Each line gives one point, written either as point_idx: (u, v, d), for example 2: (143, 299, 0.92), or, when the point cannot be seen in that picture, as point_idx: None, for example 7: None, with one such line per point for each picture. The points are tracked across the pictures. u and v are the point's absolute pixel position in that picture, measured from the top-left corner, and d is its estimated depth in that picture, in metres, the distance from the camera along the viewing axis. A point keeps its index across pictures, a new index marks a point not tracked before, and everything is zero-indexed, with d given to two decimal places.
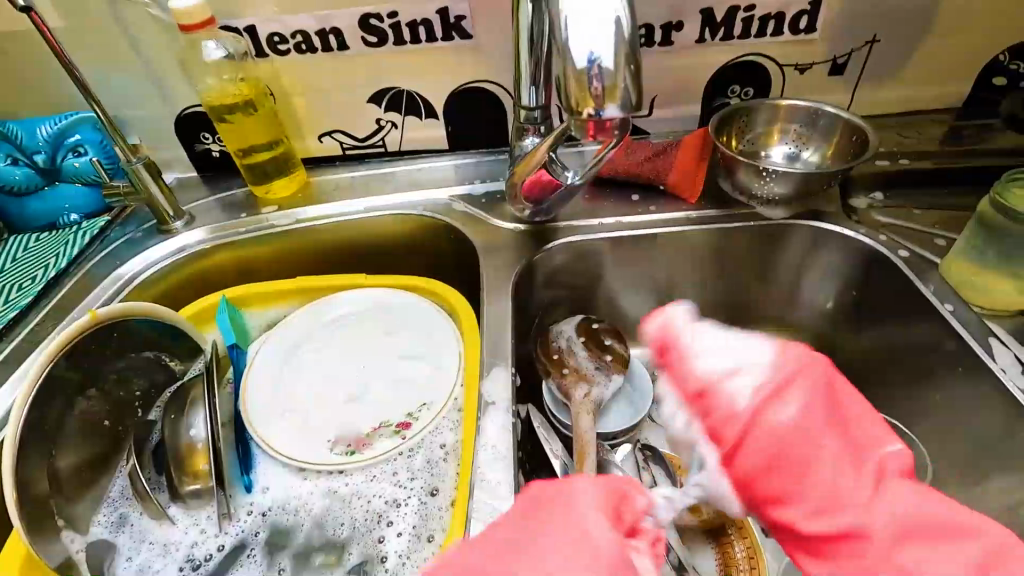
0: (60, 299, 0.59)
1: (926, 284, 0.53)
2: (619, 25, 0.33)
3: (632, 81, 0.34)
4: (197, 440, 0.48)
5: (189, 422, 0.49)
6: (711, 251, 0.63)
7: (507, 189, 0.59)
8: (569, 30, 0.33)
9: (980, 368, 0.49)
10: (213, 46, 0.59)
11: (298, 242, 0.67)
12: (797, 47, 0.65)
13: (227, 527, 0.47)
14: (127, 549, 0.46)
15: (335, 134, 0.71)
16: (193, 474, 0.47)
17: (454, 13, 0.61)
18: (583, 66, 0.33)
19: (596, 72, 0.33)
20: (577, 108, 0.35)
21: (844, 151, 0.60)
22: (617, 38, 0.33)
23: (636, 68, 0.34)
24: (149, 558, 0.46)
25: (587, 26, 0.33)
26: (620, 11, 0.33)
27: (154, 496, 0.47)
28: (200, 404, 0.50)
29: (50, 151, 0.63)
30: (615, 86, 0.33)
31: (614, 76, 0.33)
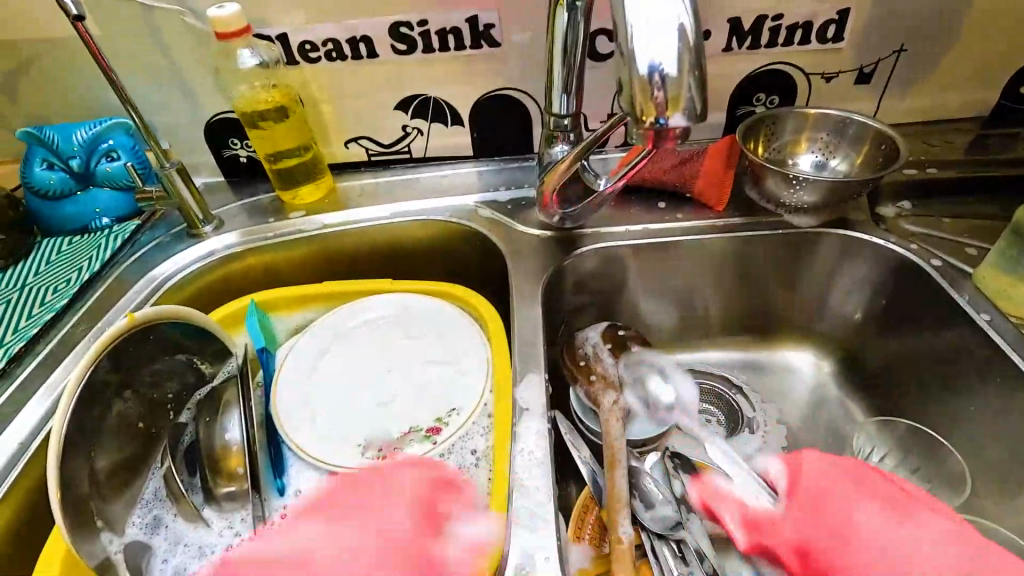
0: (94, 302, 0.59)
1: (960, 294, 0.53)
2: (683, 30, 0.33)
3: (696, 89, 0.34)
4: (232, 443, 0.50)
5: (225, 424, 0.51)
6: (737, 259, 0.63)
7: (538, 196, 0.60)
8: (635, 38, 0.34)
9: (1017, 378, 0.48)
10: (247, 54, 0.60)
11: (325, 246, 0.68)
12: (824, 55, 0.65)
13: None
14: (163, 551, 0.46)
15: (362, 140, 0.72)
16: (228, 476, 0.48)
17: (483, 22, 0.62)
18: (646, 74, 0.34)
19: (659, 80, 0.33)
20: (640, 115, 0.35)
21: (873, 160, 0.60)
22: (682, 44, 0.33)
23: (700, 74, 0.34)
24: (185, 560, 0.46)
25: (652, 34, 0.33)
26: (684, 17, 0.33)
27: (189, 497, 0.47)
28: (234, 406, 0.52)
29: (84, 156, 0.64)
30: (677, 96, 0.34)
31: (678, 84, 0.33)
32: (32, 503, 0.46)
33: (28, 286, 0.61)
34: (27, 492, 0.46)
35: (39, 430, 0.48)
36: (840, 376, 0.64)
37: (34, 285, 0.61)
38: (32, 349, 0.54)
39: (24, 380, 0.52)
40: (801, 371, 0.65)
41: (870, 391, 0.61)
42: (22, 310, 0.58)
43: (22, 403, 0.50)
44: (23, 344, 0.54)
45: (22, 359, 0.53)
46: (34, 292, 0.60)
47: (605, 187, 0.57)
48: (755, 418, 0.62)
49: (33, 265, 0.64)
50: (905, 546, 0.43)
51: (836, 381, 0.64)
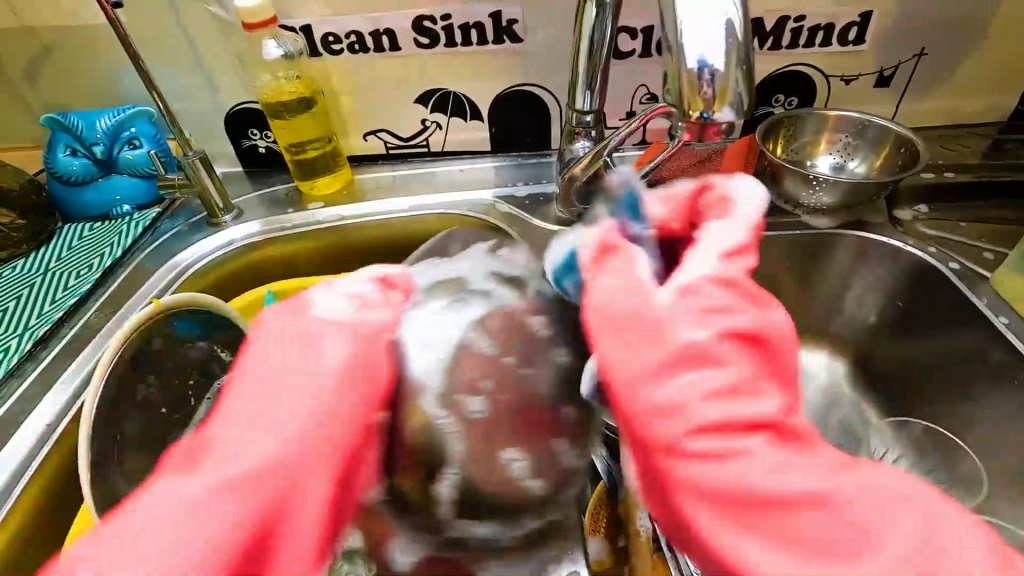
0: (116, 289, 0.60)
1: (978, 297, 0.54)
2: (730, 25, 0.34)
3: (743, 84, 0.34)
4: None
5: None
6: (755, 258, 0.63)
7: (558, 192, 0.60)
8: (684, 33, 0.34)
9: None
10: (273, 45, 0.60)
11: (342, 238, 0.68)
12: (844, 58, 0.65)
13: None
14: None
15: (381, 133, 0.72)
16: None
17: (506, 17, 0.62)
18: (694, 69, 0.34)
19: (708, 76, 0.34)
20: (686, 109, 0.35)
21: (892, 163, 0.60)
22: (728, 40, 0.34)
23: (746, 70, 0.34)
24: None
25: (699, 29, 0.34)
26: (732, 13, 0.34)
27: None
28: None
29: (107, 143, 0.64)
30: (724, 90, 0.34)
31: (725, 79, 0.34)
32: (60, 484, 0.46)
33: (50, 271, 0.61)
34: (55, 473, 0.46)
35: (65, 413, 0.48)
36: (853, 376, 0.64)
37: (56, 270, 0.61)
38: (56, 333, 0.55)
39: (50, 363, 0.52)
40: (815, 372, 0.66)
41: (885, 394, 0.61)
42: (46, 294, 0.58)
43: (47, 386, 0.50)
44: (47, 327, 0.55)
45: (47, 343, 0.54)
46: (57, 277, 0.60)
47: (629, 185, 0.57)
48: None
49: (55, 250, 0.64)
50: (780, 463, 0.26)
51: (849, 382, 0.64)
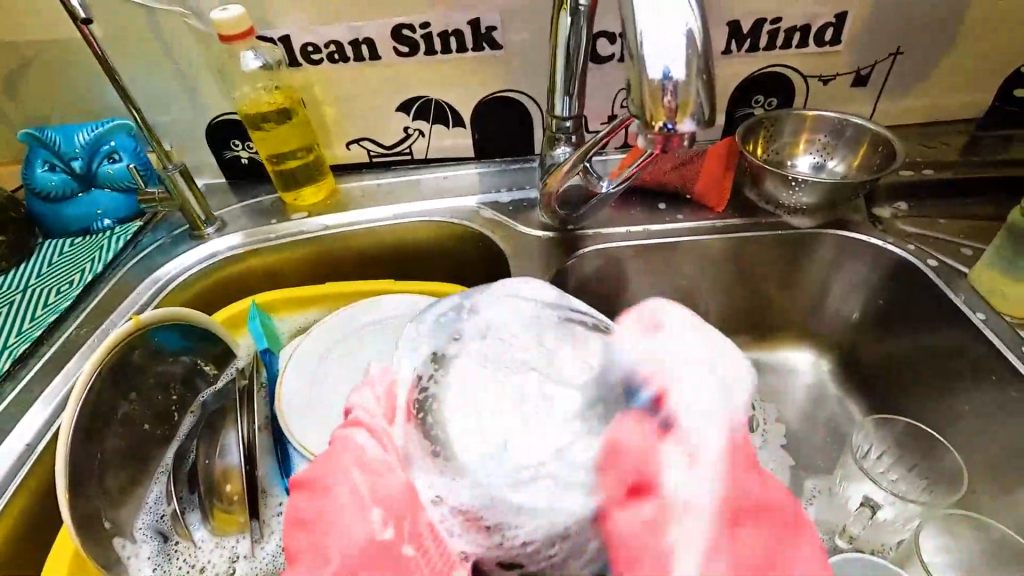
0: (96, 304, 0.59)
1: (956, 293, 0.54)
2: (691, 35, 0.34)
3: (705, 93, 0.35)
4: (231, 467, 0.47)
5: (223, 448, 0.48)
6: (737, 259, 0.63)
7: (542, 198, 0.60)
8: (644, 43, 0.34)
9: (1010, 376, 0.49)
10: (251, 56, 0.60)
11: (326, 248, 0.68)
12: (821, 58, 0.66)
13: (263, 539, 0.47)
14: (159, 561, 0.46)
15: (364, 141, 0.72)
16: (223, 501, 0.46)
17: (485, 24, 0.63)
18: (657, 80, 0.34)
19: (671, 87, 0.34)
20: (649, 120, 0.36)
21: (870, 162, 0.61)
22: (689, 49, 0.34)
23: (708, 78, 0.35)
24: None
25: (660, 40, 0.34)
26: (692, 22, 0.34)
27: (182, 520, 0.46)
28: (231, 428, 0.49)
29: (86, 157, 0.64)
30: (687, 101, 0.35)
31: (687, 90, 0.34)
32: (39, 505, 0.46)
33: (29, 289, 0.61)
34: (33, 494, 0.46)
35: (45, 433, 0.48)
36: (838, 373, 0.64)
37: (36, 288, 0.61)
38: (35, 351, 0.54)
39: (29, 382, 0.52)
40: (800, 370, 0.66)
41: (870, 391, 0.61)
42: (26, 312, 0.58)
43: (25, 407, 0.50)
44: (26, 346, 0.54)
45: (25, 362, 0.53)
46: (36, 294, 0.60)
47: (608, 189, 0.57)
48: (755, 417, 0.62)
49: (35, 267, 0.63)
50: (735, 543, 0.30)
51: (834, 379, 0.64)
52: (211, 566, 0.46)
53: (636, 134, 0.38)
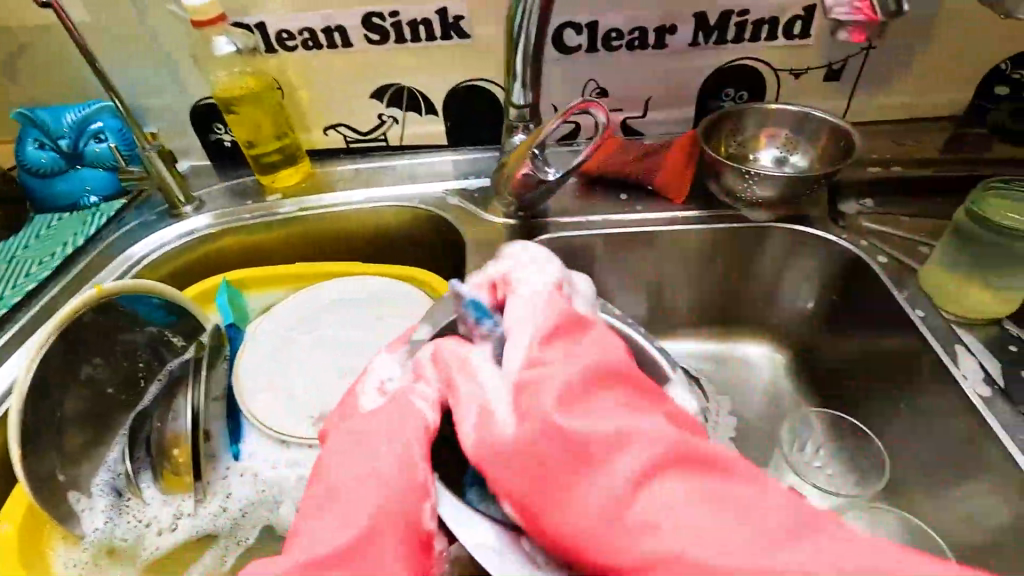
0: (74, 276, 0.63)
1: (900, 291, 0.52)
2: None
3: None
4: (179, 432, 0.49)
5: (175, 413, 0.50)
6: (693, 252, 0.63)
7: (493, 182, 0.61)
8: None
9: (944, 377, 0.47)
10: (224, 41, 0.62)
11: (296, 230, 0.70)
12: (791, 52, 0.65)
13: (205, 501, 0.50)
14: (107, 513, 0.49)
15: (340, 127, 0.74)
16: (171, 463, 0.49)
17: (453, 14, 0.64)
18: None
19: None
20: None
21: (832, 156, 0.60)
22: None
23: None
24: (122, 530, 0.49)
25: None
26: None
27: (135, 479, 0.49)
28: (184, 395, 0.51)
29: (73, 137, 0.67)
30: None
31: None
32: None
33: (15, 259, 0.64)
34: None
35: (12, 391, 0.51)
36: (792, 369, 0.64)
37: (21, 258, 0.65)
38: (13, 316, 0.58)
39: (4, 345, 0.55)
40: (757, 363, 0.65)
41: (820, 387, 0.60)
42: (9, 280, 0.61)
43: None
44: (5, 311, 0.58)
45: (3, 325, 0.57)
46: (20, 264, 0.64)
47: (554, 177, 0.57)
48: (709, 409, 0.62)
49: (24, 238, 0.67)
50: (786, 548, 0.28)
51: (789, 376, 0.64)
52: (157, 521, 0.49)
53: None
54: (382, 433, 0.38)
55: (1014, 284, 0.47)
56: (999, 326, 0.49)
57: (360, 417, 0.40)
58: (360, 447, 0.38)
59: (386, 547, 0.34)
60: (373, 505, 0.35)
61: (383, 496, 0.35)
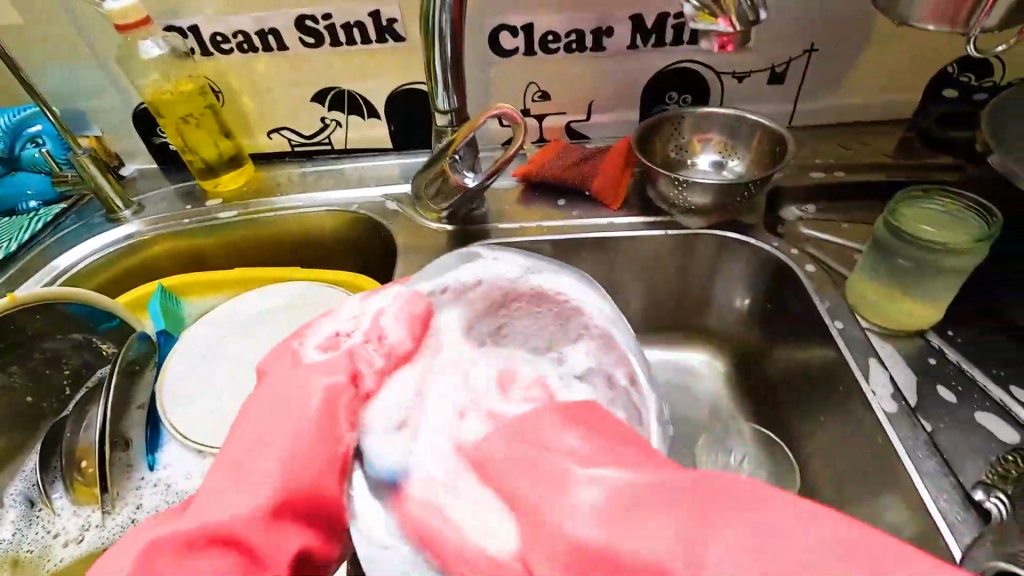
0: (5, 282, 0.63)
1: (822, 300, 0.50)
2: None
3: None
4: (87, 441, 0.49)
5: (87, 421, 0.50)
6: (629, 259, 0.62)
7: (414, 185, 0.59)
8: None
9: (852, 389, 0.45)
10: (150, 44, 0.61)
11: (237, 234, 0.70)
12: (732, 54, 0.64)
13: (111, 517, 0.49)
14: (14, 522, 0.50)
15: (283, 130, 0.74)
16: (78, 472, 0.49)
17: (386, 17, 0.63)
18: None
19: None
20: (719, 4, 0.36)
21: (768, 161, 0.59)
22: None
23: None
24: (26, 540, 0.49)
25: None
26: None
27: (44, 490, 0.49)
28: (98, 402, 0.51)
29: (9, 141, 0.67)
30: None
31: None
32: None
33: None
34: None
35: None
36: (730, 378, 0.62)
37: None
38: None
39: None
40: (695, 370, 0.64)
41: (753, 397, 0.59)
42: None
43: None
44: None
45: None
46: None
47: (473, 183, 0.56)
48: None
49: None
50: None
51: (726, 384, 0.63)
52: (65, 533, 0.48)
53: (700, 37, 0.39)
54: (300, 397, 0.38)
55: (932, 295, 0.46)
56: (922, 338, 0.48)
57: (306, 371, 0.39)
58: (277, 394, 0.38)
59: (286, 528, 0.34)
60: (280, 458, 0.35)
61: (295, 451, 0.35)
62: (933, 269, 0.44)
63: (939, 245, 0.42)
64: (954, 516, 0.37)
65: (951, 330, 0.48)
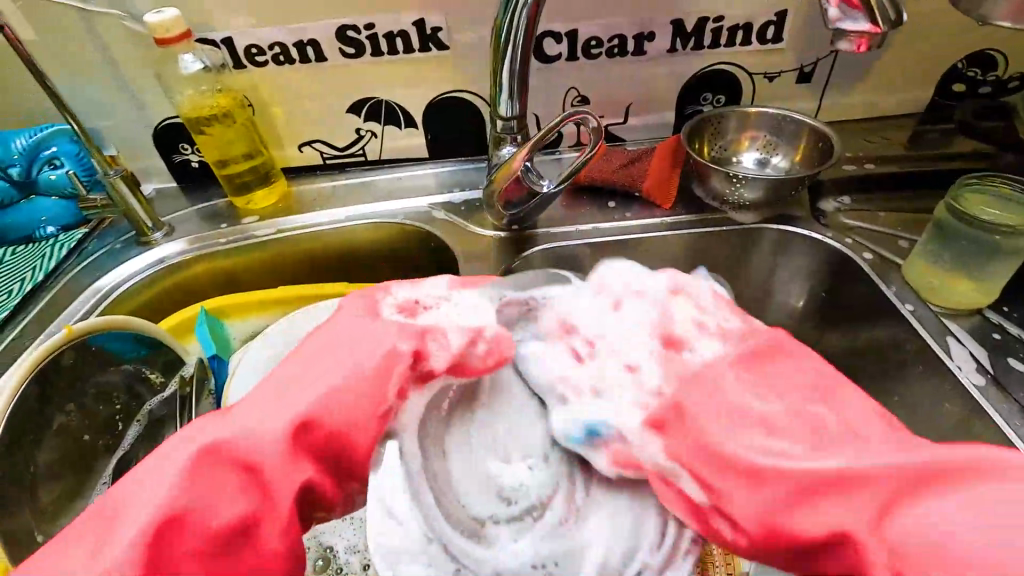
0: (35, 315, 0.59)
1: (888, 285, 0.53)
2: None
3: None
4: None
5: None
6: (684, 256, 0.64)
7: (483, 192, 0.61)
8: None
9: (940, 366, 0.48)
10: (190, 59, 0.58)
11: (280, 251, 0.67)
12: (765, 56, 0.67)
13: None
14: None
15: (316, 143, 0.72)
16: None
17: (430, 25, 0.63)
18: None
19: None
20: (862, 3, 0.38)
21: (811, 156, 0.62)
22: None
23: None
24: None
25: None
26: None
27: None
28: None
29: (25, 164, 0.63)
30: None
31: None
32: None
33: None
34: None
35: None
36: None
37: None
38: None
39: None
40: None
41: None
42: None
43: None
44: None
45: None
46: None
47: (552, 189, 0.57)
48: None
49: None
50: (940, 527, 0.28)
51: None
52: None
53: (838, 39, 0.41)
54: (362, 344, 0.35)
55: (993, 274, 0.49)
56: (982, 315, 0.51)
57: (375, 323, 0.38)
58: (346, 330, 0.38)
59: (294, 469, 0.31)
60: (320, 392, 0.33)
61: (331, 387, 0.33)
62: (994, 250, 0.47)
63: (1002, 227, 0.46)
64: None
65: (1005, 305, 0.51)
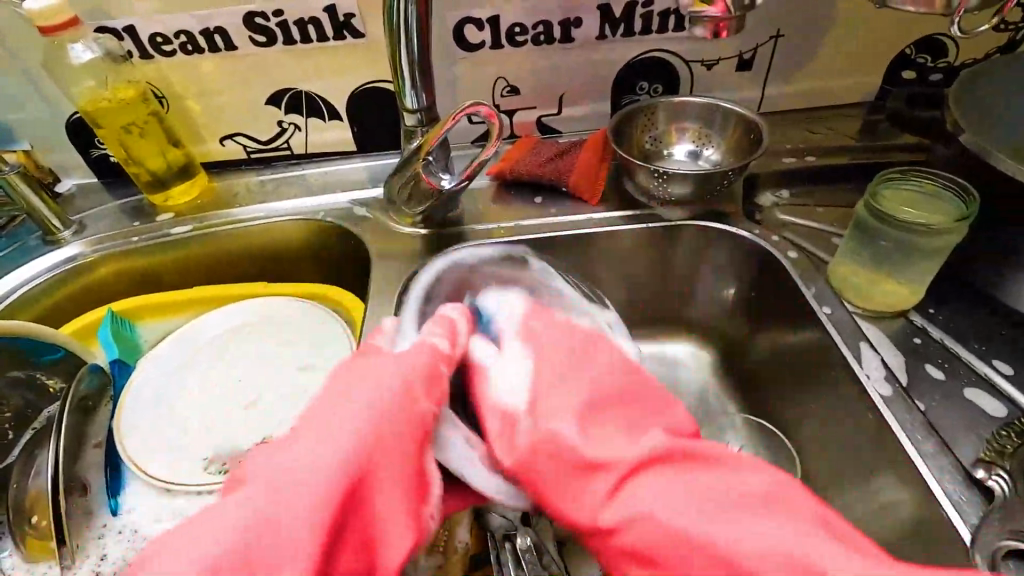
0: None
1: (808, 287, 0.50)
2: None
3: None
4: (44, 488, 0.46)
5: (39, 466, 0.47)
6: (614, 254, 0.61)
7: (387, 187, 0.59)
8: None
9: (847, 375, 0.45)
10: (81, 48, 0.57)
11: (195, 249, 0.65)
12: (701, 42, 0.64)
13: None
14: None
15: (237, 137, 0.69)
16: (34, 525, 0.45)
17: (343, 12, 0.59)
18: None
19: None
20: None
21: (743, 150, 0.59)
22: None
23: None
24: None
25: None
26: None
27: None
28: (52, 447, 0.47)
29: None
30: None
31: None
32: None
33: None
34: None
35: None
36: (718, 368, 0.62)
37: None
38: None
39: None
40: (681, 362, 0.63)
41: (741, 385, 0.59)
42: None
43: None
44: None
45: None
46: None
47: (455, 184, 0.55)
48: None
49: None
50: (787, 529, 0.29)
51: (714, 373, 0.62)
52: None
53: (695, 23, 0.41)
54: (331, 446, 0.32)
55: (914, 275, 0.47)
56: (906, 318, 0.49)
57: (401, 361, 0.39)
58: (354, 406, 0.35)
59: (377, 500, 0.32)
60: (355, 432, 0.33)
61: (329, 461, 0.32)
62: (915, 251, 0.45)
63: (919, 226, 0.43)
64: (957, 495, 0.38)
65: (931, 307, 0.50)
